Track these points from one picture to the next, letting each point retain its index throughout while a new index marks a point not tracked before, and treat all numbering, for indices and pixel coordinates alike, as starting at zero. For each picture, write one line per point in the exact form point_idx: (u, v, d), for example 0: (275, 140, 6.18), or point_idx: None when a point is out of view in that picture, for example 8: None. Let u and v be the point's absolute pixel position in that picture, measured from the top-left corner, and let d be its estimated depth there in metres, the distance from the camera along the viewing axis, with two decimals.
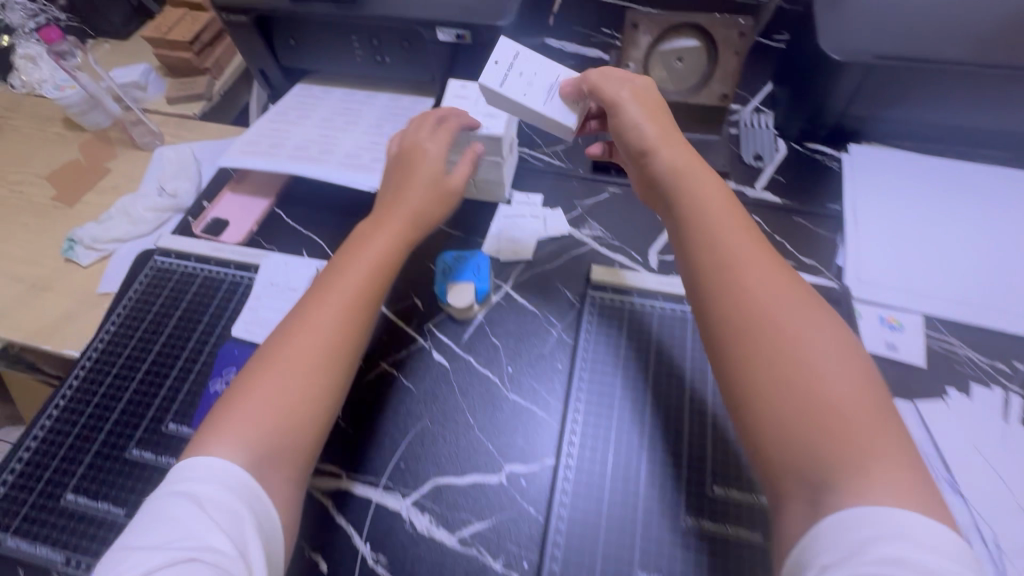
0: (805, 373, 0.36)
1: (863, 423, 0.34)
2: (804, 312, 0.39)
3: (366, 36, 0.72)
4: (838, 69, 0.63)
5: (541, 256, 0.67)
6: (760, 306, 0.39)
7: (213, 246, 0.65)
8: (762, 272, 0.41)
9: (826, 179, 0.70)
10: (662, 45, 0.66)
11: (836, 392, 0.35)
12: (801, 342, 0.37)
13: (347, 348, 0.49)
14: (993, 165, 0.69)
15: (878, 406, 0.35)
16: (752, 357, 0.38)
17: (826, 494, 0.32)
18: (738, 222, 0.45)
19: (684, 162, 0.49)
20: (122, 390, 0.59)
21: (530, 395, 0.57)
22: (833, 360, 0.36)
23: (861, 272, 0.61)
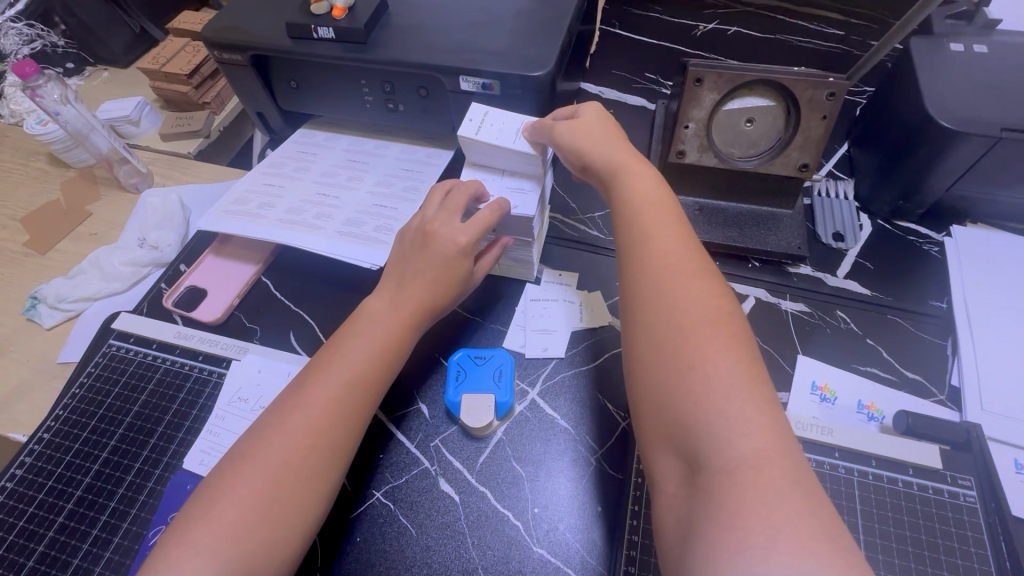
0: (696, 377, 0.32)
1: (754, 444, 0.29)
2: (712, 312, 0.35)
3: (377, 81, 0.62)
4: (952, 139, 0.51)
5: (576, 355, 0.54)
6: (685, 337, 0.34)
7: (181, 330, 0.55)
8: (694, 302, 0.36)
9: (923, 267, 0.58)
10: (728, 103, 0.54)
11: (729, 403, 0.31)
12: (698, 342, 0.33)
13: (343, 436, 0.40)
14: None
15: (775, 425, 0.30)
16: (652, 357, 0.35)
17: (699, 507, 0.29)
18: (662, 220, 0.42)
19: (648, 191, 0.44)
20: (42, 527, 0.46)
21: (561, 549, 0.44)
22: (745, 406, 0.31)
23: (983, 399, 0.48)
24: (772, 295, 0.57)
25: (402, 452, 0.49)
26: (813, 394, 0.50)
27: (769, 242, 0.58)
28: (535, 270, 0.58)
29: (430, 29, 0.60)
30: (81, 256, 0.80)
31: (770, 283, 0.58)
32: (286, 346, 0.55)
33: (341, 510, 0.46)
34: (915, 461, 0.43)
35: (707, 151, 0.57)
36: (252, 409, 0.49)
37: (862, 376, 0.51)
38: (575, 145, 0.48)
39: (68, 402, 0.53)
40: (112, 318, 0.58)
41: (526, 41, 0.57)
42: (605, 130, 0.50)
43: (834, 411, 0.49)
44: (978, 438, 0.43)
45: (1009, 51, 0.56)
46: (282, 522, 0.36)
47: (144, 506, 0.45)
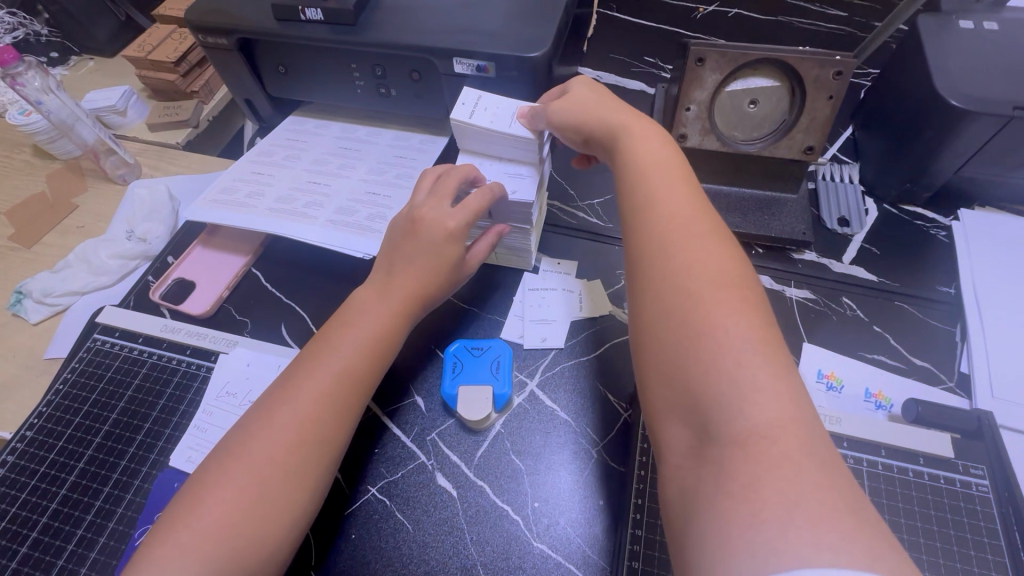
0: (707, 345, 0.30)
1: (769, 415, 0.27)
2: (725, 278, 0.33)
3: (368, 65, 0.60)
4: (962, 119, 0.50)
5: (575, 345, 0.53)
6: (694, 301, 0.32)
7: (168, 325, 0.54)
8: (703, 265, 0.34)
9: (930, 252, 0.56)
10: (731, 84, 0.52)
11: (743, 371, 0.29)
12: (710, 310, 0.31)
13: (336, 420, 0.39)
14: None
15: (794, 395, 0.28)
16: (661, 325, 0.33)
17: (708, 480, 0.28)
18: (671, 185, 0.40)
19: (653, 157, 0.42)
20: (25, 529, 0.44)
21: (562, 541, 0.43)
22: (758, 370, 0.29)
23: (994, 386, 0.47)
24: (776, 282, 0.55)
25: (397, 447, 0.48)
26: (819, 383, 0.48)
27: (773, 228, 0.57)
28: (533, 259, 0.57)
29: (422, 10, 0.57)
30: (68, 250, 0.78)
31: (774, 270, 0.56)
32: (277, 338, 0.53)
33: (335, 505, 0.45)
34: (926, 450, 0.42)
35: (709, 134, 0.55)
36: (240, 405, 0.48)
37: (869, 364, 0.50)
38: (571, 117, 0.47)
39: (51, 400, 0.51)
40: (97, 313, 0.56)
41: (522, 21, 0.55)
42: (604, 97, 0.48)
43: (842, 399, 0.47)
44: (990, 426, 0.42)
45: (1020, 27, 0.54)
46: (275, 508, 0.35)
47: (130, 504, 0.44)
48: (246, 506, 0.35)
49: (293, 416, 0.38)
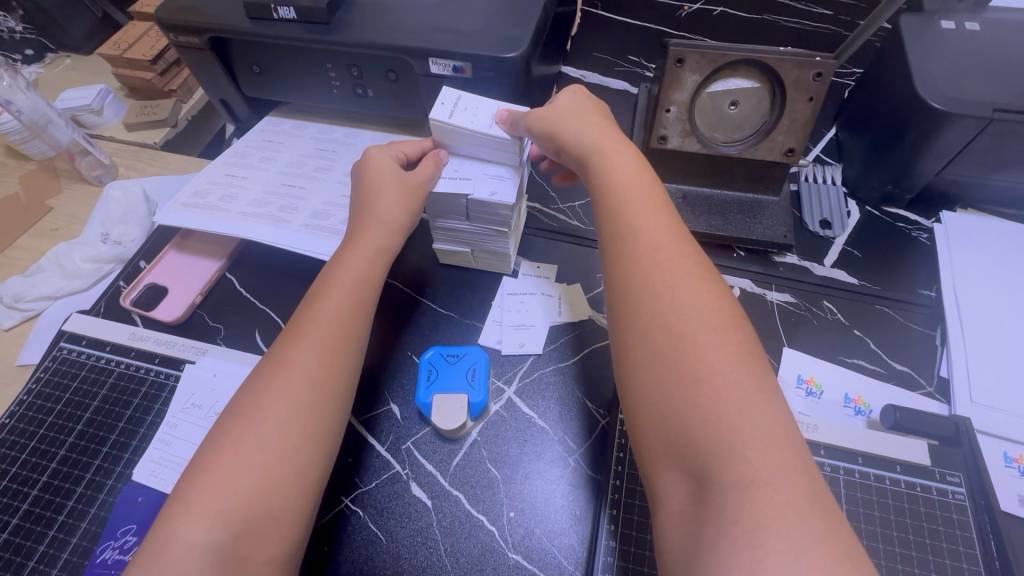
0: (700, 385, 0.29)
1: (768, 458, 0.27)
2: (713, 312, 0.32)
3: (344, 65, 0.59)
4: (941, 121, 0.49)
5: (553, 351, 0.52)
6: (685, 337, 0.31)
7: (137, 333, 0.53)
8: (691, 298, 0.33)
9: (911, 255, 0.56)
10: (712, 85, 0.51)
11: (738, 413, 0.28)
12: (702, 349, 0.31)
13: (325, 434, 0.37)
14: None
15: (787, 432, 0.28)
16: (650, 363, 0.32)
17: (706, 527, 0.27)
18: (654, 214, 0.39)
19: (633, 182, 0.41)
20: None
21: (538, 552, 0.42)
22: (754, 412, 0.28)
23: (973, 391, 0.46)
24: (757, 286, 0.55)
25: (370, 456, 0.47)
26: (798, 389, 0.48)
27: (753, 230, 0.56)
28: (512, 262, 0.56)
29: (398, 9, 0.56)
30: (42, 253, 0.76)
31: (754, 273, 0.56)
32: (250, 345, 0.52)
33: None
34: (903, 457, 0.41)
35: (690, 135, 0.54)
36: (206, 416, 0.46)
37: (848, 369, 0.49)
38: (548, 132, 0.46)
39: (14, 411, 0.50)
40: (64, 320, 0.55)
41: (500, 21, 0.54)
42: (585, 113, 0.47)
43: (820, 405, 0.47)
44: (967, 432, 0.41)
45: (1002, 28, 0.54)
46: (271, 529, 0.33)
47: (95, 518, 0.43)
48: (230, 537, 0.32)
49: (263, 435, 0.35)
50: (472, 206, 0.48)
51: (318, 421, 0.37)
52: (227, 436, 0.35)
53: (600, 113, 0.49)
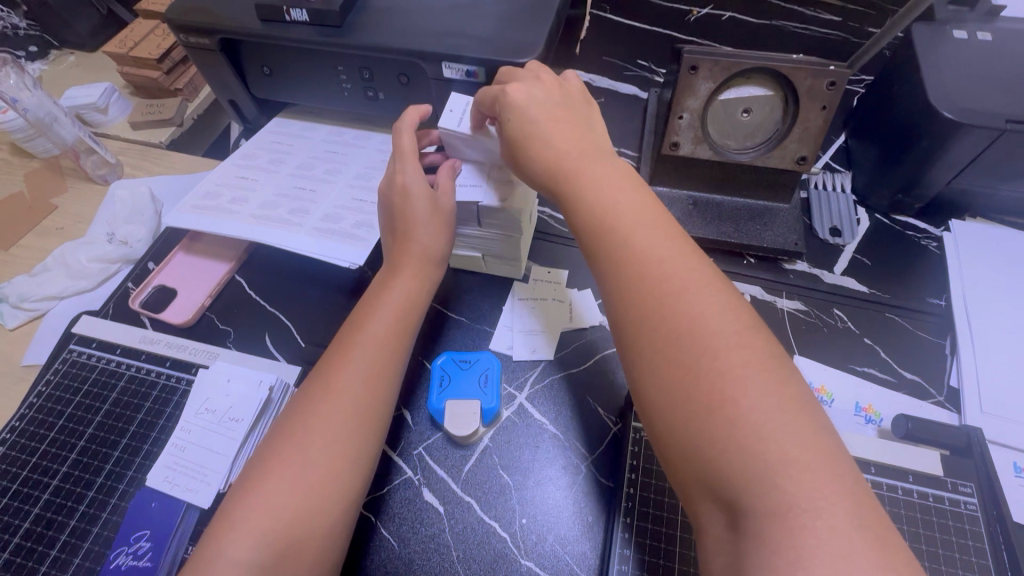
0: (727, 411, 0.27)
1: (809, 481, 0.25)
2: (732, 326, 0.30)
3: (355, 68, 0.59)
4: (953, 131, 0.49)
5: (564, 356, 0.52)
6: (707, 358, 0.29)
7: (147, 336, 0.52)
8: (707, 313, 0.31)
9: (920, 263, 0.56)
10: (725, 92, 0.51)
11: (773, 436, 0.26)
12: (726, 372, 0.28)
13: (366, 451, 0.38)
14: None
15: (825, 447, 0.27)
16: (672, 391, 0.30)
17: (747, 558, 0.25)
18: (651, 219, 0.35)
19: (624, 185, 0.37)
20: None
21: (552, 559, 0.42)
22: (790, 434, 0.27)
23: (983, 401, 0.47)
24: (767, 293, 0.55)
25: (383, 461, 0.47)
26: None
27: (765, 238, 0.56)
28: (523, 267, 0.56)
29: (411, 12, 0.56)
30: (47, 252, 0.76)
31: (765, 280, 0.56)
32: (261, 349, 0.52)
33: None
34: (915, 466, 0.42)
35: (702, 143, 0.54)
36: (221, 423, 0.45)
37: (859, 377, 0.49)
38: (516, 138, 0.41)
39: (24, 415, 0.49)
40: (73, 322, 0.55)
41: (513, 26, 0.54)
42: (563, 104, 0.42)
43: (831, 413, 0.47)
44: (979, 442, 0.42)
45: (1013, 39, 0.54)
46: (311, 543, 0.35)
47: (106, 524, 0.43)
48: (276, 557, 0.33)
49: (308, 465, 0.36)
50: (483, 213, 0.48)
51: (361, 448, 0.38)
52: (271, 459, 0.37)
53: (575, 102, 0.43)
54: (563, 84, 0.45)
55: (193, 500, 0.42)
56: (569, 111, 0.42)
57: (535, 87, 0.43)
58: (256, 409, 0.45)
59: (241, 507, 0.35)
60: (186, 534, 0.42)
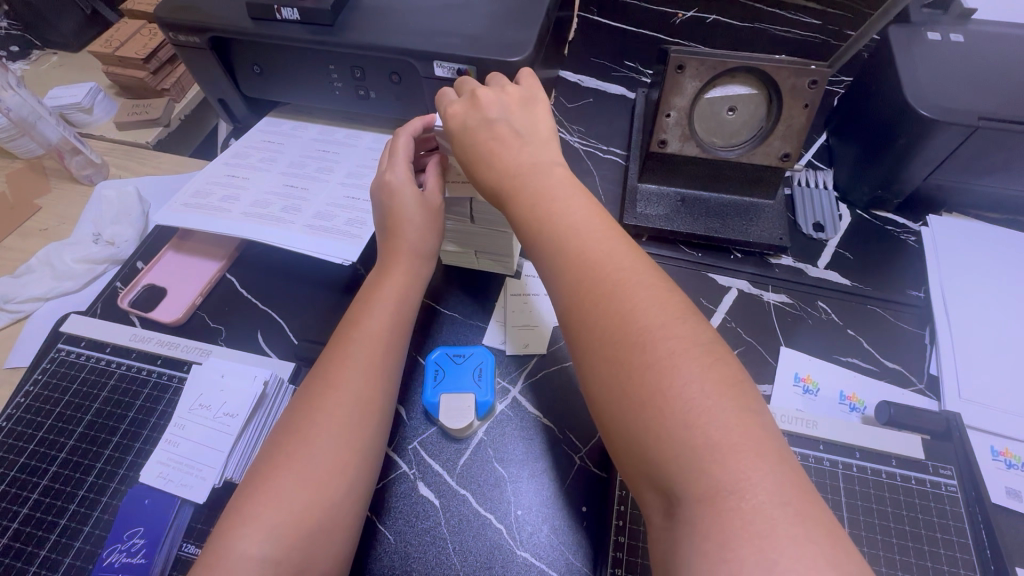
0: (660, 398, 0.28)
1: (742, 465, 0.25)
2: (668, 316, 0.30)
3: (347, 67, 0.59)
4: (928, 129, 0.51)
5: (557, 349, 0.53)
6: (642, 346, 0.29)
7: (138, 334, 0.52)
8: (644, 303, 0.31)
9: (900, 256, 0.58)
10: (710, 91, 0.53)
11: (705, 421, 0.27)
12: (660, 362, 0.29)
13: (373, 446, 0.39)
14: None
15: (758, 428, 0.27)
16: (611, 385, 0.30)
17: (682, 541, 0.25)
18: (588, 219, 0.36)
19: (566, 188, 0.37)
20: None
21: (547, 551, 0.43)
22: (720, 418, 0.27)
23: (961, 388, 0.48)
24: (753, 287, 0.56)
25: None
26: (795, 386, 0.49)
27: (751, 233, 0.58)
28: (516, 263, 0.56)
29: (403, 11, 0.57)
30: (32, 254, 0.74)
31: (751, 274, 0.57)
32: (254, 346, 0.52)
33: None
34: (897, 451, 0.43)
35: (688, 140, 0.56)
36: (215, 418, 0.45)
37: (844, 368, 0.51)
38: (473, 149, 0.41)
39: (11, 414, 0.49)
40: (59, 321, 0.54)
41: (504, 26, 0.55)
42: (510, 106, 0.43)
43: (817, 402, 0.48)
44: (958, 428, 0.43)
45: (984, 41, 0.56)
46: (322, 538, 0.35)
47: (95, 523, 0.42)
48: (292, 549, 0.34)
49: (317, 456, 0.36)
50: (477, 207, 0.49)
51: (366, 442, 0.38)
52: (280, 455, 0.37)
53: (522, 102, 0.43)
54: (498, 94, 0.43)
55: (188, 496, 0.42)
56: (505, 124, 0.41)
57: (466, 109, 0.43)
58: (251, 404, 0.45)
59: (253, 500, 0.35)
60: (180, 531, 0.41)
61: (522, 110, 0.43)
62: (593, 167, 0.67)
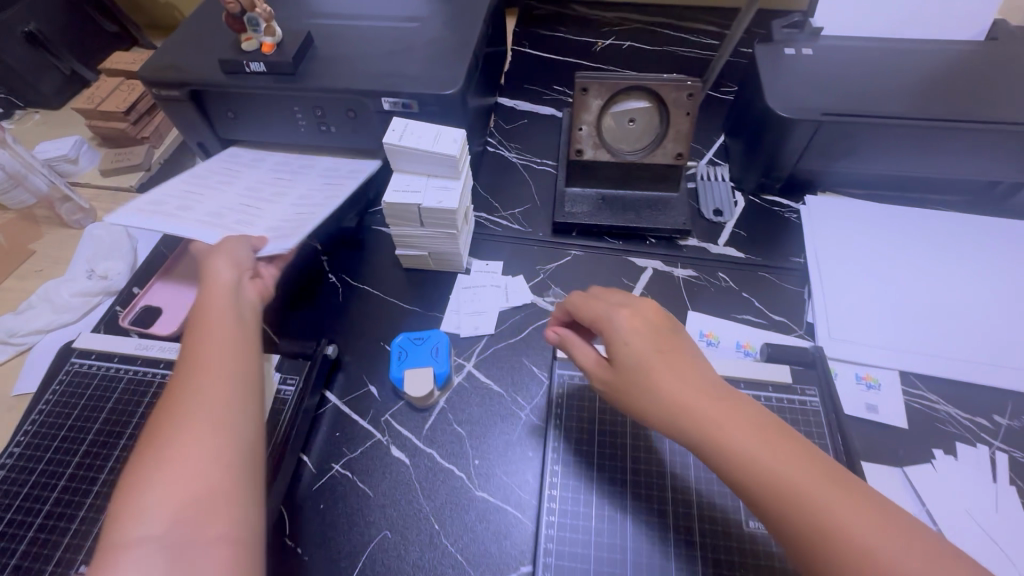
0: (814, 521, 0.33)
1: (900, 563, 0.31)
2: (786, 449, 0.36)
3: (309, 107, 0.69)
4: (787, 125, 0.63)
5: (504, 329, 0.62)
6: (780, 476, 0.35)
7: (139, 344, 0.60)
8: (758, 435, 0.37)
9: (785, 231, 0.70)
10: (613, 107, 0.64)
11: (858, 533, 0.32)
12: (789, 486, 0.34)
13: (246, 437, 0.41)
14: (942, 210, 0.70)
15: (892, 522, 0.32)
16: (763, 509, 0.35)
17: None
18: (680, 361, 0.41)
19: (648, 328, 0.43)
20: (21, 531, 0.49)
21: (502, 491, 0.51)
22: (871, 526, 0.32)
23: (832, 329, 0.59)
24: (666, 265, 0.67)
25: (356, 429, 0.56)
26: (700, 341, 0.60)
27: (660, 221, 0.69)
28: (464, 261, 0.66)
29: (354, 58, 0.67)
30: (29, 293, 0.81)
31: (663, 255, 0.68)
32: None
33: (304, 484, 0.53)
34: (773, 379, 0.53)
35: (600, 148, 0.67)
36: None
37: (739, 323, 0.61)
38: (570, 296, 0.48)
39: (34, 420, 0.56)
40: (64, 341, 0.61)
41: (440, 66, 0.66)
42: (583, 306, 0.47)
43: (717, 351, 0.59)
44: (821, 358, 0.54)
45: (831, 52, 0.69)
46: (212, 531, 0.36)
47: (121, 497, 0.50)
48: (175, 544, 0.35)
49: (186, 460, 0.37)
50: (424, 213, 0.59)
51: (236, 435, 0.40)
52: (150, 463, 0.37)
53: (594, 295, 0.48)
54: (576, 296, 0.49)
55: None
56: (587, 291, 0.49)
57: (571, 301, 0.49)
58: None
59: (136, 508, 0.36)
60: None
61: (595, 296, 0.48)
62: (530, 177, 0.78)
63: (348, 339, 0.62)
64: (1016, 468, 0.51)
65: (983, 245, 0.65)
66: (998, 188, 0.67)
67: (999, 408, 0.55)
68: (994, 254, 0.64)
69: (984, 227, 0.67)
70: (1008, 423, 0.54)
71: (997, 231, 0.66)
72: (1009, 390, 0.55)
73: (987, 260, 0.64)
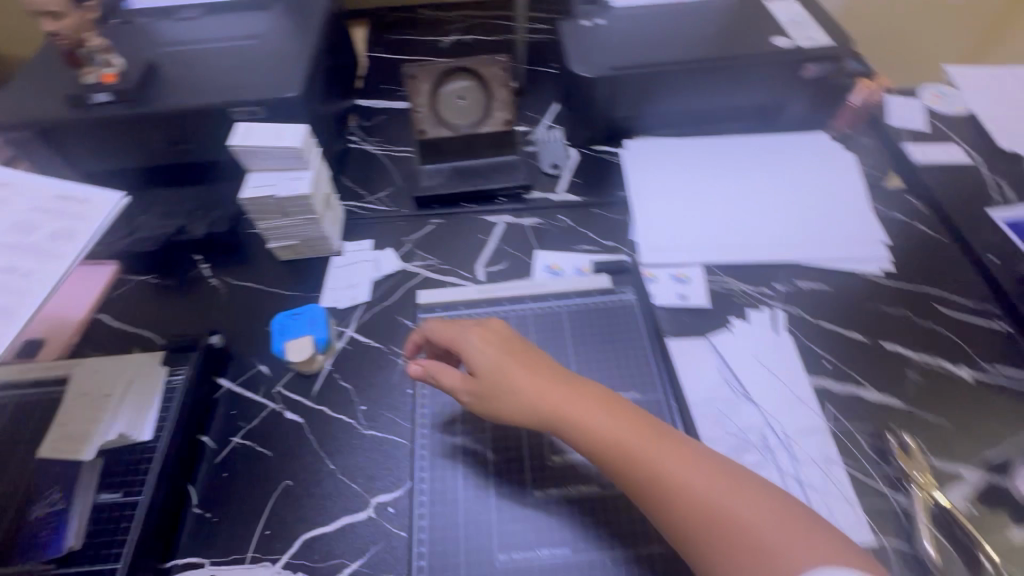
0: (655, 478, 0.43)
1: (712, 496, 0.42)
2: (627, 424, 0.46)
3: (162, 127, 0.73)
4: (592, 83, 0.75)
5: (377, 295, 0.70)
6: (628, 449, 0.45)
7: (23, 368, 0.62)
8: (605, 419, 0.46)
9: (611, 172, 0.82)
10: (441, 89, 0.73)
11: (686, 480, 0.43)
12: (644, 457, 0.44)
13: None
14: (732, 133, 0.84)
15: (713, 467, 0.44)
16: (622, 481, 0.45)
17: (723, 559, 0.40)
18: (528, 380, 0.49)
19: (499, 342, 0.51)
20: None
21: (387, 425, 0.59)
22: (689, 469, 0.43)
23: (649, 243, 0.72)
24: (514, 217, 0.77)
25: (248, 403, 0.61)
26: (546, 272, 0.71)
27: (505, 180, 0.78)
28: (334, 243, 0.73)
29: (199, 77, 0.73)
30: None
31: (511, 209, 0.78)
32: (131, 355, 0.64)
33: (205, 459, 0.58)
34: (597, 289, 0.66)
35: (439, 124, 0.75)
36: (98, 400, 0.57)
37: (576, 252, 0.72)
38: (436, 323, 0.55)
39: None
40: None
41: (281, 73, 0.72)
42: (445, 330, 0.54)
43: (560, 277, 0.70)
44: (630, 264, 0.68)
45: (622, 19, 0.82)
46: None
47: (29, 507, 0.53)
48: None
49: None
50: (282, 202, 0.65)
51: None
52: None
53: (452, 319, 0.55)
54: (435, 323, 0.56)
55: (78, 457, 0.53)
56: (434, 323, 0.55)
57: (430, 327, 0.55)
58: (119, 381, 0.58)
59: None
60: (91, 486, 0.54)
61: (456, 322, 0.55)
62: (391, 164, 0.86)
63: (233, 329, 0.67)
64: (791, 319, 0.65)
65: (761, 156, 0.81)
66: (767, 110, 0.83)
67: (778, 277, 0.69)
68: (769, 162, 0.80)
69: (762, 143, 0.82)
70: (784, 287, 0.68)
71: (770, 145, 0.82)
72: (784, 262, 0.70)
73: (763, 167, 0.79)
